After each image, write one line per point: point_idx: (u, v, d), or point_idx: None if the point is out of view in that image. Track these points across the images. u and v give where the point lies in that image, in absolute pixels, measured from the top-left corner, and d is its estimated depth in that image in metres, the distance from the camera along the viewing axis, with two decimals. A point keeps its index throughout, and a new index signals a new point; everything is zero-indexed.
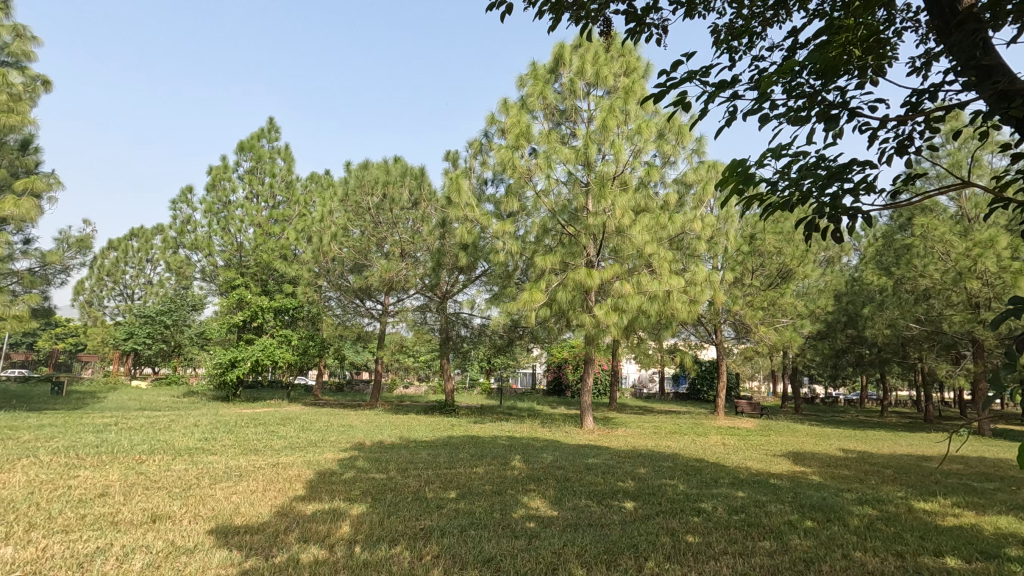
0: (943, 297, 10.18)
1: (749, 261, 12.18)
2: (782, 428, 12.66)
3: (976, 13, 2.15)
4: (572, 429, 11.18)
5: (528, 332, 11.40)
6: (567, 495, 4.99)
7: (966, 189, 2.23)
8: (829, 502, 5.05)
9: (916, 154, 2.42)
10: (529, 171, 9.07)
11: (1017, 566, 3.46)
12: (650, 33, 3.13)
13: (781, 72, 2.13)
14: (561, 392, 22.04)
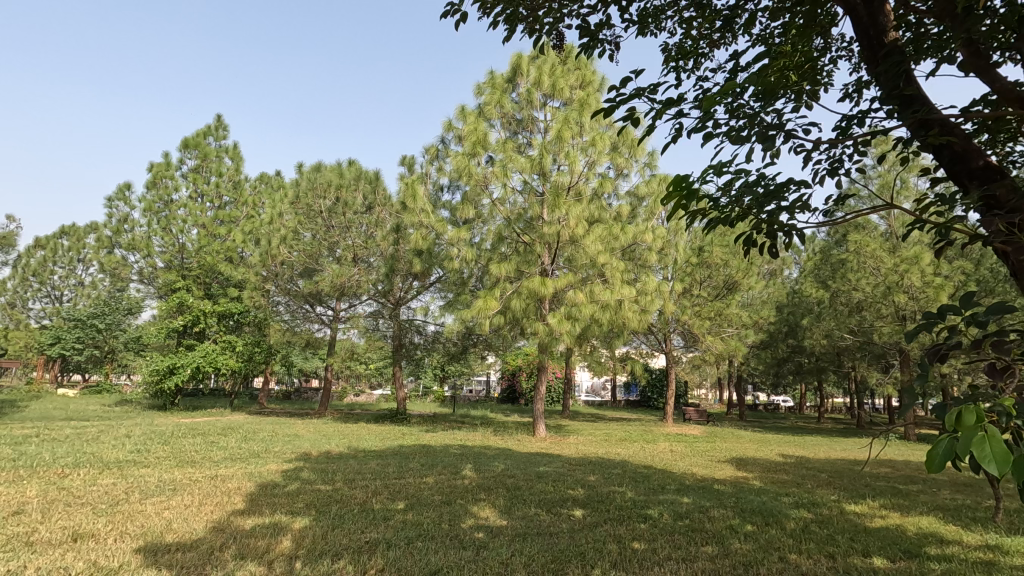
0: (873, 310, 10.79)
1: (697, 273, 12.58)
2: (727, 434, 13.11)
3: (900, 46, 2.30)
4: (524, 437, 11.20)
5: (483, 340, 11.38)
6: (517, 504, 4.97)
7: (891, 209, 2.36)
8: (768, 506, 5.24)
9: (846, 176, 2.55)
10: (485, 179, 9.08)
11: (936, 564, 3.68)
12: (603, 48, 3.20)
13: (723, 93, 2.21)
14: (515, 399, 22.06)
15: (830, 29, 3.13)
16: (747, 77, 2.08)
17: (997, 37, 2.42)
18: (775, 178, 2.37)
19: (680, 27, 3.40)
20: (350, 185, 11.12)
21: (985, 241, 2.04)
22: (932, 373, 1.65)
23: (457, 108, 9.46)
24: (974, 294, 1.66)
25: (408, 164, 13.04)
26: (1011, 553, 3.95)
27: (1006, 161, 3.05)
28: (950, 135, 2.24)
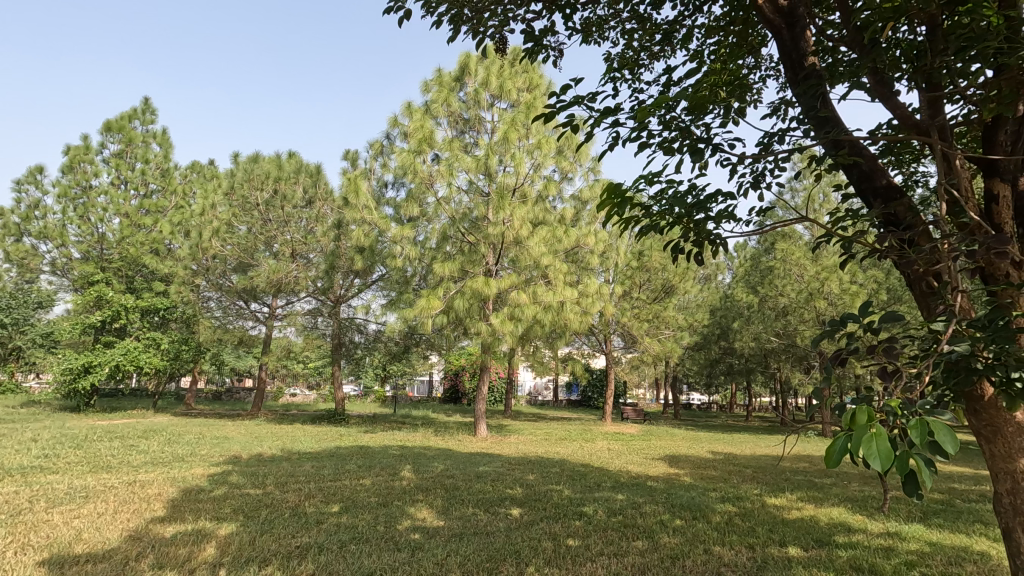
0: (797, 314, 11.48)
1: (637, 276, 12.97)
2: (661, 432, 13.61)
3: (817, 70, 2.49)
4: (465, 437, 11.19)
5: (425, 339, 11.29)
6: (455, 504, 4.98)
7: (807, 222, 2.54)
8: (696, 501, 5.49)
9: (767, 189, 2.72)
10: (430, 177, 9.01)
11: (843, 551, 3.97)
12: (546, 54, 3.27)
13: (656, 105, 2.32)
14: (457, 399, 21.97)
15: (759, 49, 3.33)
16: (678, 92, 2.19)
17: (901, 68, 2.66)
18: (702, 188, 2.50)
19: (622, 38, 3.52)
20: (290, 178, 10.74)
21: (884, 252, 2.24)
22: (830, 372, 1.83)
23: (403, 104, 9.36)
24: (873, 303, 1.82)
25: (351, 158, 12.74)
26: (908, 539, 4.34)
27: (909, 180, 3.37)
28: (858, 156, 2.45)
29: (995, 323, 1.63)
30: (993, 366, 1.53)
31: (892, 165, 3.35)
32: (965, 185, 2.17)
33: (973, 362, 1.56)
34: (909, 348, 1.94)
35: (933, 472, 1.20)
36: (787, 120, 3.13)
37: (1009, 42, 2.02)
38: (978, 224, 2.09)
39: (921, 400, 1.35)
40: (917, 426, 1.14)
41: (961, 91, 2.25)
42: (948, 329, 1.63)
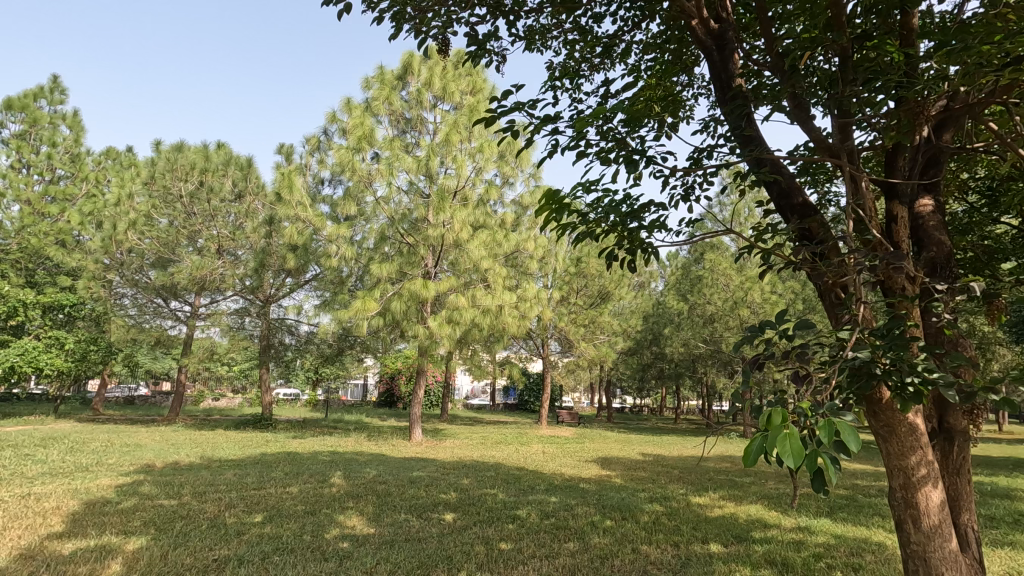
0: (723, 322, 12.09)
1: (574, 282, 13.22)
2: (594, 435, 13.92)
3: (744, 91, 2.64)
4: (399, 441, 10.99)
5: (360, 342, 11.02)
6: (387, 511, 4.87)
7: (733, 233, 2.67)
8: (626, 502, 5.64)
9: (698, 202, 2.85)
10: (369, 176, 8.81)
11: (759, 546, 4.20)
12: (489, 58, 3.27)
13: (594, 115, 2.38)
14: (392, 403, 21.54)
15: (692, 68, 3.49)
16: (616, 103, 2.25)
17: (817, 95, 2.86)
18: (636, 198, 2.58)
19: (564, 47, 3.58)
20: (218, 170, 10.16)
21: (799, 264, 2.40)
22: (748, 376, 1.93)
23: (343, 99, 9.11)
24: (788, 311, 1.94)
25: (285, 152, 12.25)
26: (816, 533, 4.64)
27: (824, 199, 3.64)
28: (778, 174, 2.61)
29: (892, 332, 1.77)
30: (891, 372, 1.67)
31: (809, 184, 3.60)
32: (869, 205, 2.36)
33: (873, 367, 1.69)
34: (819, 354, 2.08)
35: (838, 470, 1.27)
36: (716, 136, 3.29)
37: (908, 76, 2.22)
38: (880, 241, 2.28)
39: (827, 402, 1.44)
40: (826, 426, 1.21)
41: (868, 119, 2.45)
42: (853, 337, 1.76)
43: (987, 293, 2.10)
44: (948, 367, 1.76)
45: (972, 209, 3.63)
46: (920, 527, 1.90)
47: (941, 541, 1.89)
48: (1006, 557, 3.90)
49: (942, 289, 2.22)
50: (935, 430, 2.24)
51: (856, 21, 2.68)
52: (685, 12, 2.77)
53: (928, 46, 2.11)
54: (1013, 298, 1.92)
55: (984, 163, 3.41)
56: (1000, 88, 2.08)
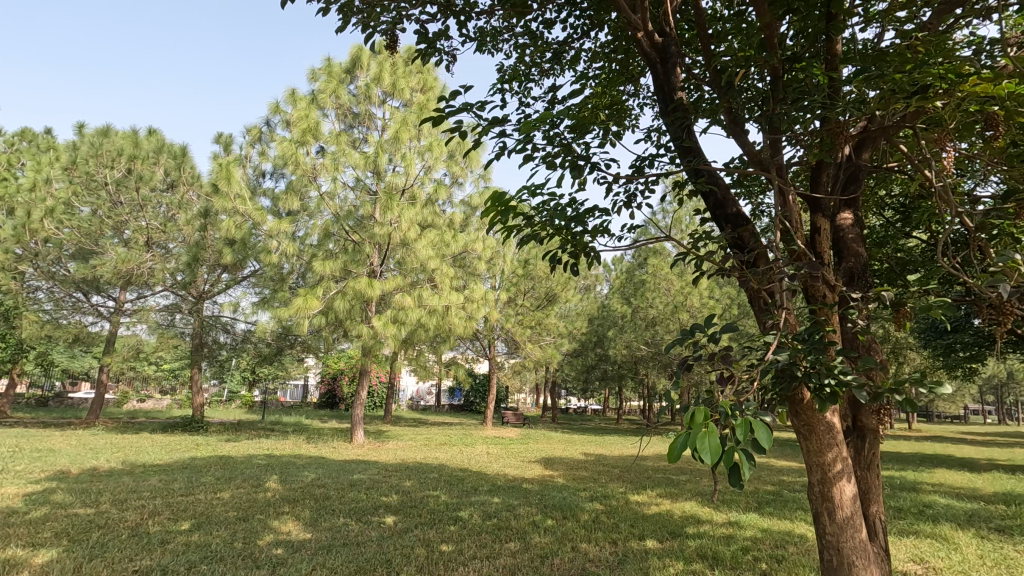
0: (664, 325, 12.52)
1: (522, 283, 13.33)
2: (538, 436, 14.09)
3: (685, 103, 2.76)
4: (340, 443, 10.72)
5: (301, 341, 10.68)
6: (324, 515, 4.74)
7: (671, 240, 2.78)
8: (567, 501, 5.74)
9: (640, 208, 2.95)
10: (314, 170, 8.56)
11: (692, 541, 4.38)
12: (439, 57, 3.26)
13: (541, 120, 2.42)
14: (334, 404, 20.97)
15: (638, 79, 3.61)
16: (562, 109, 2.30)
17: (751, 111, 3.03)
18: (580, 203, 2.64)
19: (514, 51, 3.62)
20: (149, 158, 9.56)
21: (730, 271, 2.53)
22: (678, 378, 2.01)
23: (288, 90, 8.81)
24: (717, 315, 2.04)
25: (224, 143, 11.71)
26: (745, 527, 4.88)
27: (757, 210, 3.85)
28: (714, 184, 2.74)
29: (813, 337, 1.91)
30: (810, 374, 1.80)
31: (744, 196, 3.80)
32: (795, 218, 2.52)
33: (795, 370, 1.81)
34: (746, 357, 2.20)
35: (752, 466, 1.35)
36: (657, 147, 3.41)
37: (830, 99, 2.38)
38: (803, 251, 2.44)
39: (750, 404, 1.53)
40: (743, 425, 1.29)
41: (795, 136, 2.61)
42: (777, 341, 1.88)
43: (895, 301, 2.29)
44: (860, 370, 1.91)
45: (888, 224, 3.93)
46: (834, 519, 2.04)
47: (852, 531, 2.04)
48: (910, 545, 4.23)
49: (857, 297, 2.41)
50: (849, 429, 2.42)
51: (787, 44, 2.86)
52: (631, 24, 2.86)
53: (850, 70, 2.27)
54: (917, 307, 2.10)
55: (899, 182, 3.69)
56: (911, 114, 2.26)
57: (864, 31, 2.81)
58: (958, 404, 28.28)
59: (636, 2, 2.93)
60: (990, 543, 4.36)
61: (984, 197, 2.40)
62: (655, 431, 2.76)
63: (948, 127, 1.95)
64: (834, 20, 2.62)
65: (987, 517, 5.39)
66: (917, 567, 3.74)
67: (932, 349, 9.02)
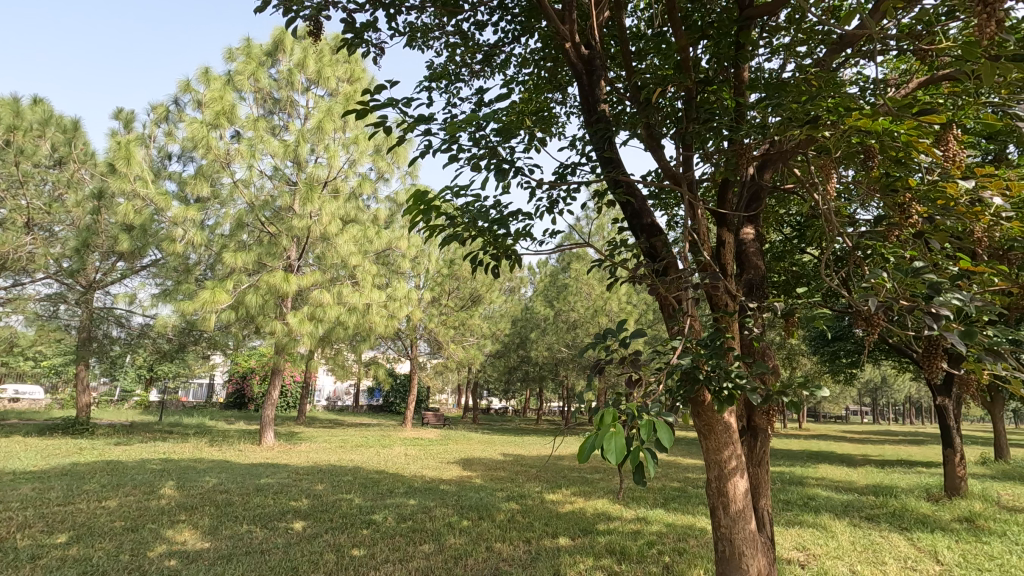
0: (584, 328, 12.91)
1: (446, 283, 13.22)
2: (458, 436, 14.06)
3: (607, 116, 2.87)
4: (247, 446, 10.13)
5: (206, 337, 9.99)
6: (226, 523, 4.46)
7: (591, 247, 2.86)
8: (484, 501, 5.77)
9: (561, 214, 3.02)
10: (228, 155, 8.05)
11: (603, 537, 4.53)
12: (366, 49, 3.17)
13: (467, 121, 2.43)
14: (242, 404, 19.76)
15: (565, 88, 3.70)
16: (489, 113, 2.33)
17: (667, 127, 3.20)
18: (504, 206, 2.67)
19: (445, 49, 3.60)
20: (33, 130, 8.53)
21: (642, 278, 2.66)
22: (591, 381, 2.08)
23: (202, 68, 8.24)
24: (629, 319, 2.13)
25: (124, 119, 10.71)
26: (652, 523, 5.13)
27: (670, 222, 4.08)
28: (631, 195, 2.87)
29: (715, 342, 2.05)
30: (710, 377, 1.94)
31: (659, 207, 4.00)
32: (703, 230, 2.68)
33: (698, 373, 1.96)
34: (654, 361, 2.30)
35: (657, 465, 1.39)
36: (581, 156, 3.51)
37: (736, 122, 2.55)
38: (709, 262, 2.60)
39: (657, 406, 1.60)
40: (647, 425, 1.34)
41: (706, 154, 2.78)
42: (682, 345, 2.00)
43: (786, 310, 2.50)
44: (754, 373, 2.07)
45: (785, 239, 4.27)
46: (728, 512, 2.20)
47: (743, 523, 2.20)
48: (795, 535, 4.63)
49: (754, 307, 2.61)
50: (744, 429, 2.62)
51: (701, 67, 3.04)
52: (559, 35, 2.94)
53: (756, 97, 2.45)
54: (804, 317, 2.31)
55: (795, 202, 4.03)
56: (805, 142, 2.48)
57: (769, 60, 3.04)
58: (840, 405, 31.26)
59: (565, 13, 3.01)
60: (861, 530, 4.86)
61: (862, 219, 2.67)
62: (570, 430, 2.83)
63: (835, 156, 2.14)
64: (743, 49, 2.82)
65: (859, 507, 6.00)
66: (800, 554, 4.09)
67: (820, 355, 9.91)
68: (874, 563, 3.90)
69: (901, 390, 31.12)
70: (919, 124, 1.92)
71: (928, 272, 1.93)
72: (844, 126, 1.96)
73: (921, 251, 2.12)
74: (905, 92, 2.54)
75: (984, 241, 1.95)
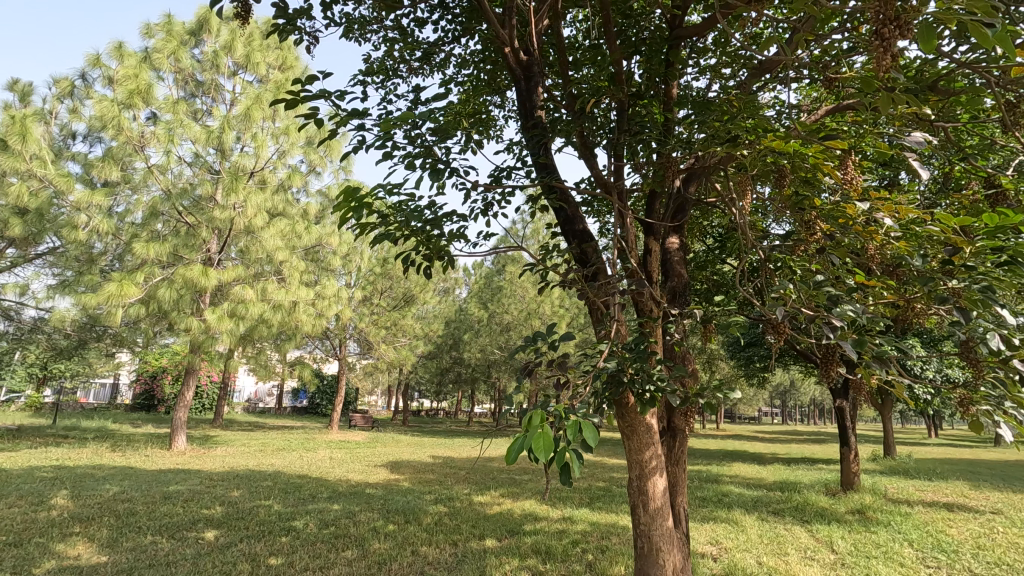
0: (517, 330, 13.02)
1: (379, 282, 12.93)
2: (386, 439, 13.77)
3: (543, 123, 2.92)
4: (156, 451, 9.44)
5: (111, 334, 9.22)
6: (127, 534, 4.13)
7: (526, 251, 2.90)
8: (411, 505, 5.69)
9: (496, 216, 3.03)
10: (142, 138, 7.49)
11: (528, 538, 4.59)
12: (299, 37, 3.06)
13: (402, 118, 2.39)
14: (151, 406, 18.40)
15: (504, 92, 3.73)
16: (425, 112, 2.31)
17: (600, 137, 3.30)
18: (438, 207, 2.66)
19: (383, 44, 3.53)
20: None
21: (573, 283, 2.72)
22: (521, 383, 2.10)
23: (115, 43, 7.64)
24: (558, 322, 2.17)
25: (19, 92, 9.70)
26: (577, 522, 5.24)
27: (601, 229, 4.20)
28: (564, 202, 2.94)
29: (639, 346, 2.13)
30: (633, 379, 2.01)
31: (591, 214, 4.11)
32: (631, 238, 2.77)
33: (622, 376, 2.02)
34: (581, 364, 2.35)
35: (583, 464, 1.41)
36: (517, 160, 3.55)
37: (665, 136, 2.67)
38: (635, 268, 2.70)
39: (582, 409, 1.64)
40: (574, 427, 1.35)
41: (635, 165, 2.89)
42: (608, 349, 2.07)
43: (704, 316, 2.65)
44: (674, 377, 2.17)
45: (708, 250, 4.51)
46: (647, 510, 2.29)
47: (660, 520, 2.30)
48: (709, 530, 4.89)
49: (676, 313, 2.74)
50: (664, 430, 2.74)
51: (633, 82, 3.16)
52: (498, 39, 2.96)
53: (682, 113, 2.57)
54: (720, 323, 2.46)
55: (717, 215, 4.26)
56: (726, 158, 2.62)
57: (697, 79, 3.20)
58: (753, 408, 33.31)
59: (505, 18, 3.03)
60: (768, 524, 5.20)
61: (775, 233, 2.86)
62: (498, 431, 2.85)
63: (752, 173, 2.28)
64: (672, 67, 2.96)
65: (767, 503, 6.42)
66: (712, 548, 4.33)
67: (737, 360, 10.53)
68: (778, 554, 4.19)
69: (808, 394, 33.57)
70: (824, 148, 2.08)
71: (828, 285, 2.10)
72: (759, 146, 2.09)
73: (824, 266, 2.30)
74: (816, 118, 2.76)
75: (877, 258, 2.15)
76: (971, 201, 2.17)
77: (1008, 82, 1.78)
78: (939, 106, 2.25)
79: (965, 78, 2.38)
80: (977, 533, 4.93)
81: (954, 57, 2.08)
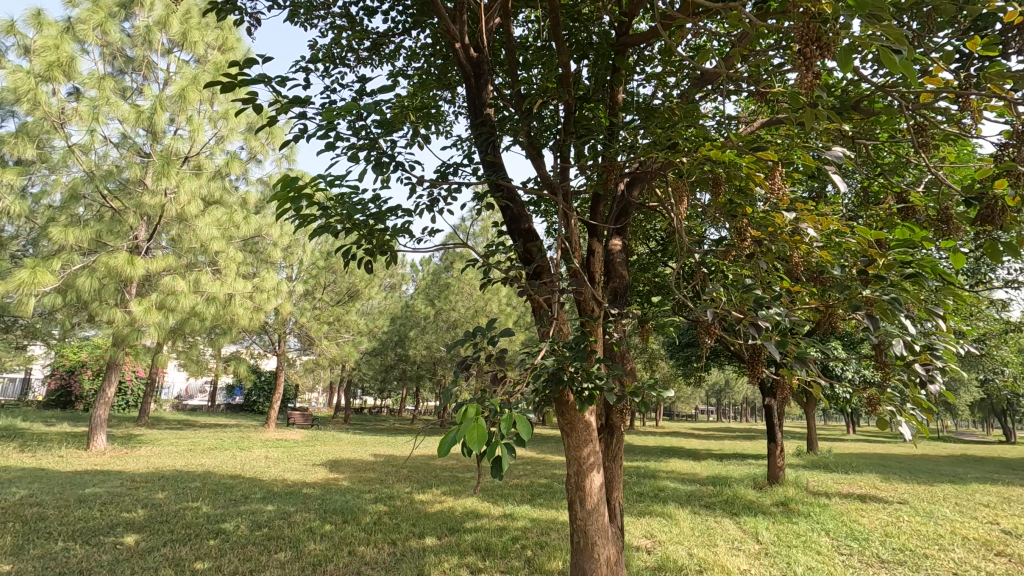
0: (463, 328, 12.95)
1: (321, 276, 12.56)
2: (326, 437, 13.40)
3: (491, 120, 2.91)
4: (72, 451, 8.80)
5: (23, 325, 8.52)
6: (35, 541, 3.83)
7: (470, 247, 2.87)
8: (350, 504, 5.56)
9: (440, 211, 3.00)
10: (62, 114, 6.95)
11: (468, 535, 4.59)
12: (239, 18, 2.92)
13: (346, 108, 2.33)
14: (67, 403, 17.11)
15: (454, 87, 3.70)
16: (370, 104, 2.26)
17: (547, 138, 3.33)
18: (381, 201, 2.60)
19: (329, 31, 3.42)
20: None
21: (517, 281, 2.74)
22: (461, 381, 2.10)
23: (34, 9, 7.06)
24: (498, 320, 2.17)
25: None
26: (517, 519, 5.28)
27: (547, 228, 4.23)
28: (510, 201, 2.94)
29: (578, 345, 2.17)
30: (572, 378, 2.05)
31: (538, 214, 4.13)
32: (574, 239, 2.81)
33: (562, 373, 2.05)
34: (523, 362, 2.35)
35: (512, 456, 1.44)
36: (464, 157, 3.53)
37: (609, 139, 2.73)
38: (577, 268, 2.74)
39: (523, 407, 1.64)
40: (509, 420, 1.37)
41: (581, 167, 2.93)
42: (548, 348, 2.09)
43: (642, 316, 2.72)
44: (611, 375, 2.22)
45: (650, 252, 4.62)
46: (584, 506, 2.34)
47: (597, 516, 2.35)
48: (644, 524, 5.04)
49: (615, 313, 2.80)
50: (602, 427, 2.81)
51: (581, 84, 3.21)
52: (448, 34, 2.94)
53: (626, 117, 2.63)
54: (656, 324, 2.53)
55: (660, 219, 4.38)
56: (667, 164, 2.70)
57: (642, 86, 3.28)
58: (691, 406, 34.56)
59: (456, 13, 3.01)
60: (700, 517, 5.41)
61: (712, 237, 2.97)
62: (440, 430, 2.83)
63: (690, 180, 2.36)
64: (618, 73, 3.02)
65: (700, 497, 6.69)
66: (647, 541, 4.47)
67: (676, 360, 10.91)
68: (708, 545, 4.37)
69: (742, 392, 35.15)
70: (757, 158, 2.17)
71: (757, 289, 2.20)
72: (697, 154, 2.16)
73: (755, 271, 2.41)
74: (750, 129, 2.89)
75: (801, 265, 2.28)
76: (885, 213, 2.33)
77: (917, 106, 1.93)
78: (859, 125, 2.41)
79: (883, 100, 2.56)
80: (886, 522, 5.32)
81: (874, 79, 2.23)
